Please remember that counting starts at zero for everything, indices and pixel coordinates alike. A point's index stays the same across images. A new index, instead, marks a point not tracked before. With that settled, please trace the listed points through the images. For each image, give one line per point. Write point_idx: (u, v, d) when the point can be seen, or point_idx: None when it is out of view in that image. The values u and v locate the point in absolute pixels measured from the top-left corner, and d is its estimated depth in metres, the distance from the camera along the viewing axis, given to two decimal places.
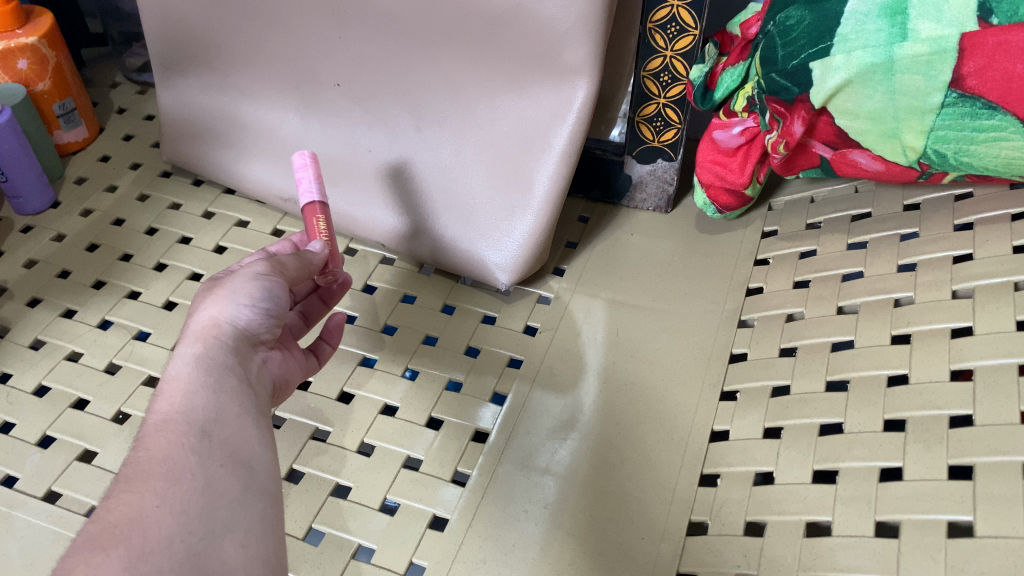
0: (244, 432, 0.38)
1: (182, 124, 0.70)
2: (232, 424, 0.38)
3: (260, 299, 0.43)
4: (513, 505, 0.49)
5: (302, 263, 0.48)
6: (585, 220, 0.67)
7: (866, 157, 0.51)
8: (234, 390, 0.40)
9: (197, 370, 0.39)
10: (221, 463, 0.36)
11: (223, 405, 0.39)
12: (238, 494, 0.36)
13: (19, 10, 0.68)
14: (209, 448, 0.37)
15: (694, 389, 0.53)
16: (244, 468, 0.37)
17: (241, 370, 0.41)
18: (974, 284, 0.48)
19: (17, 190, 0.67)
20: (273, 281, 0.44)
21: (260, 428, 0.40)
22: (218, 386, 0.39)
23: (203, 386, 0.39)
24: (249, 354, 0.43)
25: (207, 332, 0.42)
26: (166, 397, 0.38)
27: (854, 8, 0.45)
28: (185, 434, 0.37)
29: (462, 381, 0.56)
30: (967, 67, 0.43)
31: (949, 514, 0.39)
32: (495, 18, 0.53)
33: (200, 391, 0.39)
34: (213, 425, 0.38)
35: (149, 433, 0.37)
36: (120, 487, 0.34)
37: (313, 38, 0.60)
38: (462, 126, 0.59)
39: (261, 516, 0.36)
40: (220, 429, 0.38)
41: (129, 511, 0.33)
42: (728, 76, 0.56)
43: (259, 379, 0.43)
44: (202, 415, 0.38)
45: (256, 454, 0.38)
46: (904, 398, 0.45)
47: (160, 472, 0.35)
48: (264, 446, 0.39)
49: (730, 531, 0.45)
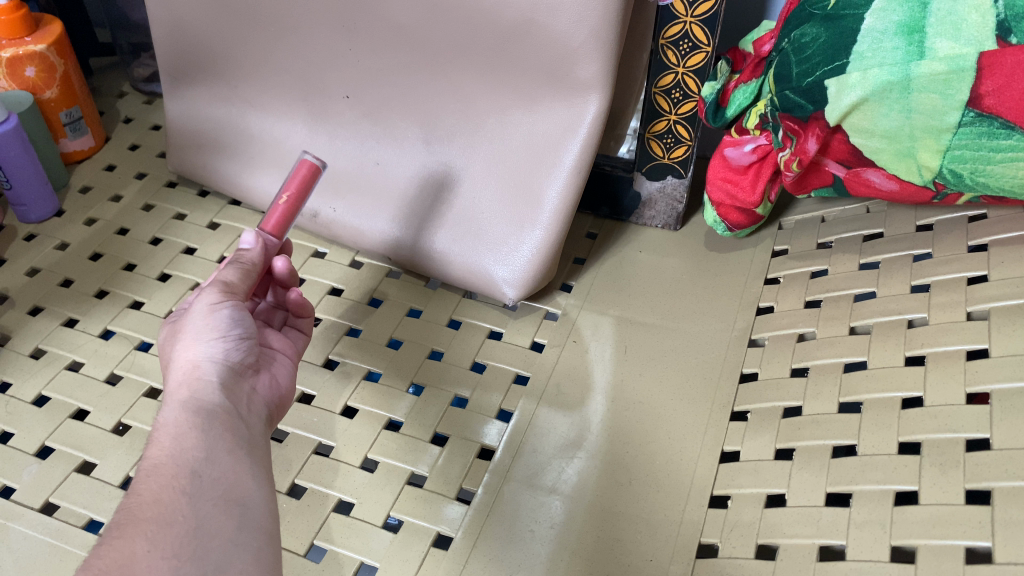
0: (236, 467, 0.38)
1: (187, 135, 0.70)
2: (223, 463, 0.38)
3: (229, 329, 0.43)
4: (519, 525, 0.48)
5: (246, 271, 0.47)
6: (593, 237, 0.67)
7: (880, 176, 0.51)
8: (223, 424, 0.39)
9: (184, 412, 0.39)
10: (214, 503, 0.36)
11: (212, 442, 0.38)
12: (232, 534, 0.35)
13: (28, 18, 0.67)
14: (201, 488, 0.36)
15: (703, 408, 0.53)
16: (238, 507, 0.36)
17: (230, 404, 0.41)
18: (989, 306, 0.47)
19: (21, 198, 0.66)
20: (234, 303, 0.44)
21: (253, 463, 0.39)
22: (207, 424, 0.39)
23: (192, 426, 0.38)
24: (237, 385, 0.42)
25: (189, 375, 0.41)
26: (157, 444, 0.37)
27: (871, 26, 0.45)
28: (175, 477, 0.36)
29: (468, 397, 0.55)
30: (985, 87, 0.43)
31: (967, 540, 0.38)
32: (507, 33, 0.53)
33: (189, 432, 0.38)
34: (203, 465, 0.37)
35: (141, 479, 0.36)
36: (111, 534, 0.34)
37: (325, 50, 0.60)
38: (471, 139, 0.59)
39: (256, 555, 0.35)
40: (211, 469, 0.37)
41: (120, 557, 0.32)
42: (739, 93, 0.55)
43: (251, 409, 0.42)
44: (191, 456, 0.37)
45: (249, 490, 0.37)
46: (919, 421, 0.44)
47: (151, 516, 0.34)
48: (258, 481, 0.38)
49: (740, 555, 0.44)
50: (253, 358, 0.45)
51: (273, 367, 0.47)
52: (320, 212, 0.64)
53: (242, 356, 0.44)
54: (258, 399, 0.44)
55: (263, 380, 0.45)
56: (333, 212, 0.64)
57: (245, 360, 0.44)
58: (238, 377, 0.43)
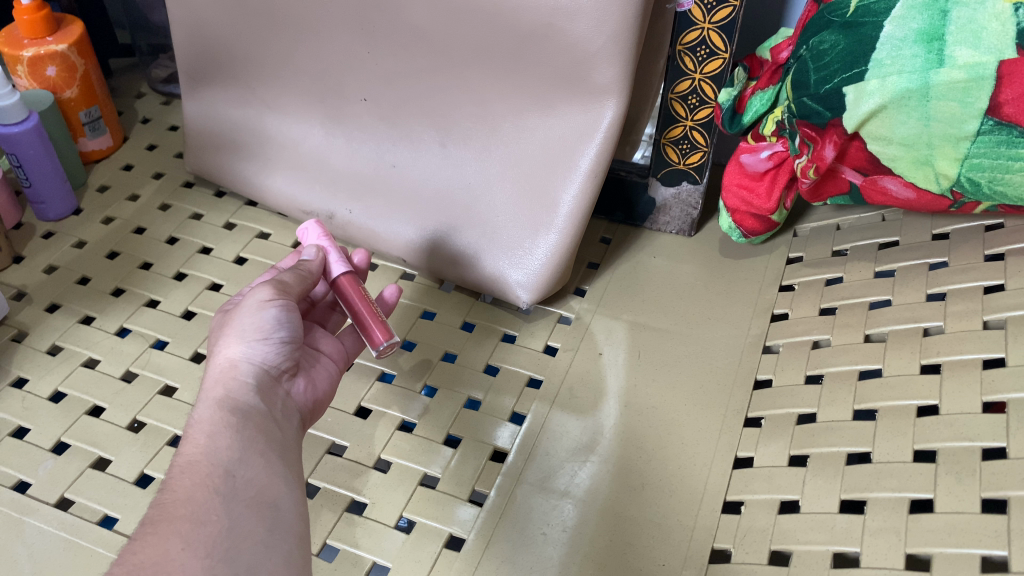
0: (269, 469, 0.38)
1: (206, 136, 0.70)
2: (256, 464, 0.38)
3: (274, 330, 0.43)
4: (531, 528, 0.48)
5: (301, 277, 0.48)
6: (607, 241, 0.67)
7: (897, 183, 0.51)
8: (256, 426, 0.40)
9: (218, 411, 0.40)
10: (246, 504, 0.36)
11: (246, 442, 0.39)
12: (263, 536, 0.36)
13: (50, 18, 0.68)
14: (234, 488, 0.36)
15: (718, 415, 0.53)
16: (269, 509, 0.37)
17: (264, 407, 0.41)
18: (1006, 315, 0.47)
19: (40, 196, 0.67)
20: (284, 305, 0.44)
21: (285, 465, 0.39)
22: (241, 425, 0.39)
23: (226, 425, 0.39)
24: (272, 389, 0.43)
25: (226, 373, 0.42)
26: (191, 440, 0.38)
27: (891, 33, 0.45)
28: (209, 476, 0.36)
29: (481, 400, 0.55)
30: (1005, 95, 0.43)
31: (983, 548, 0.38)
32: (525, 36, 0.53)
33: (223, 431, 0.39)
34: (237, 465, 0.37)
35: (174, 476, 0.37)
36: (145, 531, 0.34)
37: (342, 52, 0.61)
38: (489, 143, 0.59)
39: (286, 557, 0.36)
40: (245, 470, 0.37)
41: (154, 555, 0.33)
42: (756, 101, 0.56)
43: (285, 413, 0.43)
44: (225, 456, 0.37)
45: (281, 492, 0.38)
46: (935, 428, 0.44)
47: (185, 514, 0.35)
48: (290, 484, 0.39)
49: (754, 560, 0.44)
50: (293, 363, 0.45)
51: (312, 372, 0.48)
52: (336, 213, 0.66)
53: (284, 359, 0.44)
54: (291, 404, 0.45)
55: (300, 384, 0.46)
56: (349, 214, 0.65)
57: (286, 363, 0.44)
58: (275, 379, 0.44)
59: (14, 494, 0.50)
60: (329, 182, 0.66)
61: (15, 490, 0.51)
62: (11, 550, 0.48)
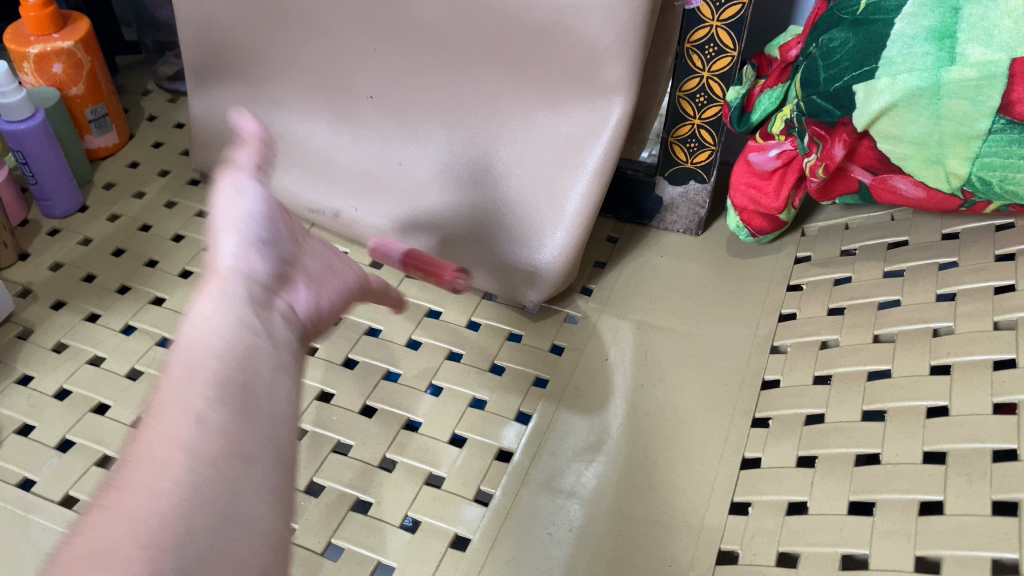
0: (247, 403, 0.31)
1: (213, 133, 0.70)
2: (241, 392, 0.32)
3: (251, 227, 0.38)
4: (537, 528, 0.48)
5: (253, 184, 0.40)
6: (614, 240, 0.66)
7: (907, 183, 0.50)
8: (250, 338, 0.34)
9: (203, 329, 0.33)
10: (205, 462, 0.29)
11: (234, 363, 0.32)
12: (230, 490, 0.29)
13: (56, 15, 0.67)
14: (203, 439, 0.29)
15: (726, 415, 0.52)
16: (240, 464, 0.30)
17: (261, 307, 0.36)
18: (1017, 315, 0.46)
19: (46, 193, 0.67)
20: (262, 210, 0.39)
21: (276, 385, 0.33)
22: (232, 338, 0.33)
23: (209, 347, 0.32)
24: (259, 299, 0.36)
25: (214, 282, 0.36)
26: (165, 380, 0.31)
27: (901, 30, 0.44)
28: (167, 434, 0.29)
29: (487, 399, 0.55)
30: (1017, 93, 0.42)
31: (994, 552, 0.37)
32: (534, 34, 0.52)
33: (204, 357, 0.32)
34: (210, 401, 0.30)
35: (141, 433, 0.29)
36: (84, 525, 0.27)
37: (350, 50, 0.61)
38: (496, 142, 0.58)
39: (265, 504, 0.30)
40: (219, 407, 0.30)
41: (96, 538, 0.26)
42: (765, 98, 0.55)
43: (284, 318, 0.37)
44: (202, 392, 0.31)
45: (249, 444, 0.30)
46: (944, 430, 0.43)
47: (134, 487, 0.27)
48: (264, 409, 0.32)
49: (762, 561, 0.44)
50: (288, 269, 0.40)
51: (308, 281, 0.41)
52: (341, 210, 0.65)
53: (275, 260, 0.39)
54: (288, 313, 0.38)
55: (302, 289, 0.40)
56: (355, 212, 0.64)
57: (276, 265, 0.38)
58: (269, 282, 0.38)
59: (19, 491, 0.50)
60: (333, 181, 0.65)
61: (20, 488, 0.51)
62: (16, 547, 0.47)
